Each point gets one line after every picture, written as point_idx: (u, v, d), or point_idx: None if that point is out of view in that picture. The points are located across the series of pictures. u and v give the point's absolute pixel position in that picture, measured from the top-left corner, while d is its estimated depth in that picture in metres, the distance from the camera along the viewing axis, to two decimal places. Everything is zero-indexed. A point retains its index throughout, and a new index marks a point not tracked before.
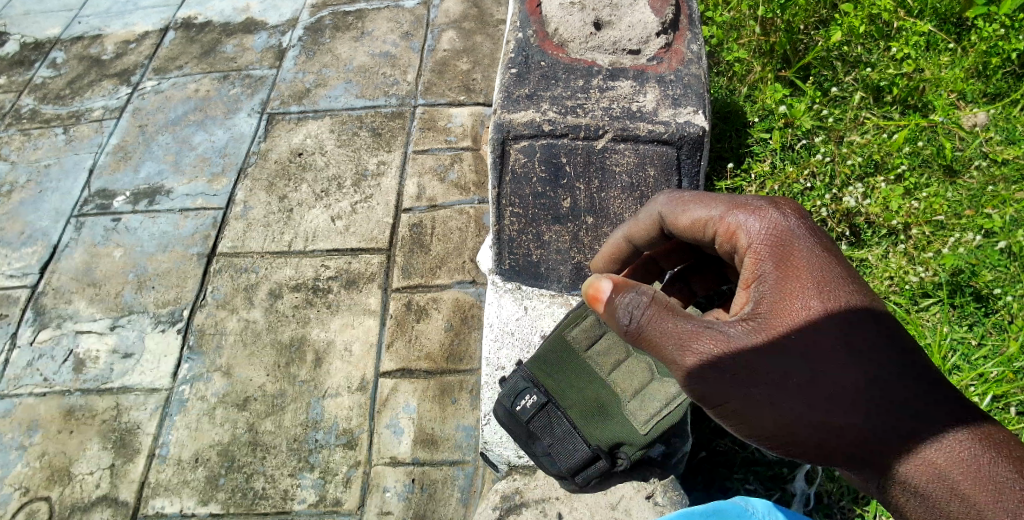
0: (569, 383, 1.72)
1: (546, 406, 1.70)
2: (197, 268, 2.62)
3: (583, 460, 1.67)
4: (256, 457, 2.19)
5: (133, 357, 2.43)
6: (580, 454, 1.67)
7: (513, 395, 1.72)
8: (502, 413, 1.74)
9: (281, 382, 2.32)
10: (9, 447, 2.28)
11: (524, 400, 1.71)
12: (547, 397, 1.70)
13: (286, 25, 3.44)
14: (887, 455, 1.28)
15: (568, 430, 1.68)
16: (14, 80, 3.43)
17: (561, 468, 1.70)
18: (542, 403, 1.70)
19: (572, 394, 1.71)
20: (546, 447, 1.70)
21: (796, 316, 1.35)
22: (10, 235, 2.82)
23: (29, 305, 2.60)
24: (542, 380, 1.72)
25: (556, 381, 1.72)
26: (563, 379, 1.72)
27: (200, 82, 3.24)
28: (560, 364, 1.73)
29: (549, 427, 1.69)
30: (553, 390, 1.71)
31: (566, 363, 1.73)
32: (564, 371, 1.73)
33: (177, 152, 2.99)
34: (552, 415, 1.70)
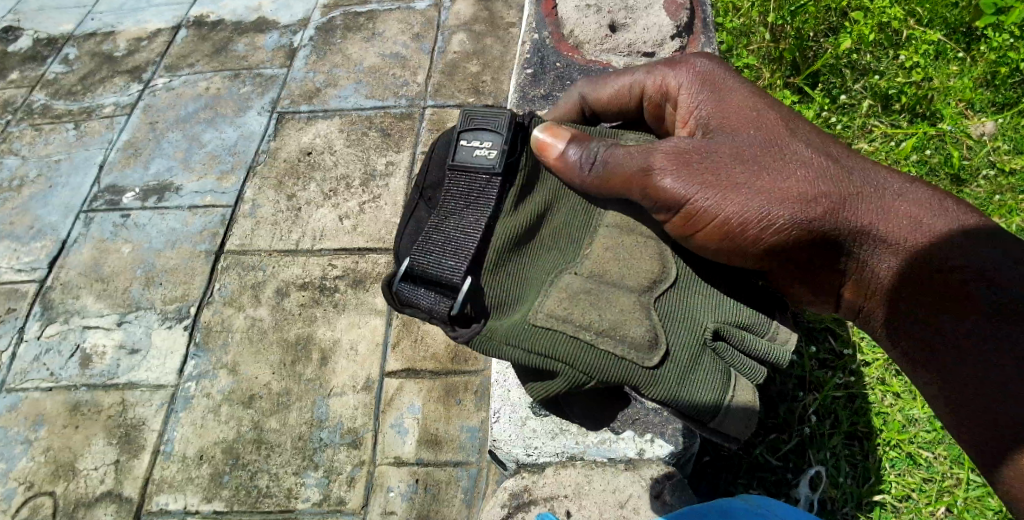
0: (540, 274, 1.48)
1: (483, 179, 1.46)
2: (205, 265, 2.62)
3: (442, 284, 1.40)
4: (260, 455, 2.18)
5: (140, 353, 2.44)
6: (448, 274, 1.39)
7: (474, 125, 1.47)
8: (425, 183, 1.54)
9: (287, 380, 2.32)
10: (15, 441, 2.29)
11: (473, 144, 1.47)
12: (504, 184, 1.48)
13: (297, 25, 3.45)
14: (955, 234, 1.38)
15: (472, 224, 1.43)
16: (26, 75, 3.45)
17: (422, 265, 1.41)
18: (483, 166, 1.45)
19: (507, 235, 1.46)
20: (431, 228, 1.43)
21: (788, 147, 1.48)
22: (19, 229, 2.84)
23: (37, 300, 2.61)
24: (523, 156, 1.52)
25: (514, 227, 1.47)
26: (531, 258, 1.50)
27: (211, 80, 3.25)
28: (547, 222, 1.53)
29: (455, 201, 1.45)
30: (509, 192, 1.49)
31: (565, 231, 1.53)
32: (541, 240, 1.51)
33: (187, 149, 3.00)
34: (479, 191, 1.45)
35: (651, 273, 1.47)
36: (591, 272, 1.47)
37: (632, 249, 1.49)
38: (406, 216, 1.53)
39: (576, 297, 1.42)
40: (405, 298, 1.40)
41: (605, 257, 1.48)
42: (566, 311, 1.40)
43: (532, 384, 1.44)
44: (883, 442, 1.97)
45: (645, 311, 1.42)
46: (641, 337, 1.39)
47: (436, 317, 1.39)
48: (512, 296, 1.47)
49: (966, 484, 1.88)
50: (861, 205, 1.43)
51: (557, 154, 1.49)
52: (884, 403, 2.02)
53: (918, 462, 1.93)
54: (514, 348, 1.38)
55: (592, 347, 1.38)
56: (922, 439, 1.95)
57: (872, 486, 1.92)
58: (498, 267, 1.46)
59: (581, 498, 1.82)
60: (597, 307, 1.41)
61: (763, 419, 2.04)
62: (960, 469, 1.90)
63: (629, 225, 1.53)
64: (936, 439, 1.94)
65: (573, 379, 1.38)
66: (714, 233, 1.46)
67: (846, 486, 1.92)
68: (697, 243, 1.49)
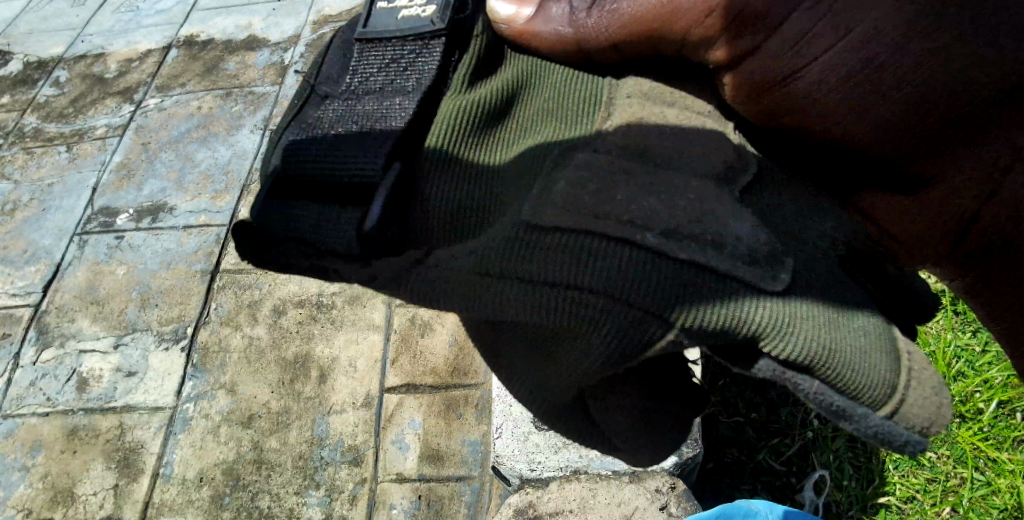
0: (527, 161, 1.08)
1: (413, 45, 1.05)
2: (201, 284, 2.61)
3: (349, 192, 0.98)
4: (261, 476, 2.17)
5: (137, 376, 2.42)
6: (355, 173, 0.97)
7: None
8: (319, 73, 1.08)
9: (286, 399, 2.30)
10: (12, 468, 2.28)
11: (397, 3, 1.07)
12: (451, 53, 1.10)
13: (288, 42, 3.45)
14: None
15: (393, 101, 1.01)
16: (18, 99, 3.45)
17: (306, 169, 0.97)
18: (413, 25, 1.05)
19: (469, 118, 1.08)
20: (329, 115, 1.02)
21: None
22: (13, 254, 2.84)
23: (33, 324, 2.60)
24: (479, 14, 1.14)
25: (480, 104, 1.10)
26: (517, 140, 1.13)
27: (203, 99, 3.25)
28: (529, 97, 1.16)
29: (367, 77, 1.04)
30: (457, 66, 1.11)
31: (559, 104, 1.14)
32: (523, 121, 1.15)
33: (180, 169, 2.99)
34: (407, 60, 1.04)
35: (722, 156, 1.07)
36: (621, 149, 1.06)
37: (677, 120, 1.10)
38: (287, 114, 1.06)
39: (609, 177, 1.02)
40: (274, 230, 0.97)
41: (642, 131, 1.08)
42: (596, 195, 1.00)
43: (557, 358, 1.09)
44: None
45: (734, 203, 1.02)
46: (734, 244, 0.97)
47: (325, 248, 0.97)
48: (477, 205, 1.07)
49: (970, 483, 1.89)
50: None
51: (527, 17, 1.15)
52: None
53: (921, 463, 1.93)
54: (523, 274, 0.99)
55: (650, 259, 0.96)
56: None
57: (876, 488, 1.91)
58: (453, 166, 1.07)
59: (588, 511, 1.80)
60: (645, 193, 1.00)
61: (765, 423, 2.03)
62: (963, 468, 1.91)
63: (664, 97, 1.12)
64: (938, 439, 1.95)
65: (619, 320, 0.97)
66: (830, 59, 0.97)
67: (850, 489, 1.92)
68: (802, 90, 0.99)
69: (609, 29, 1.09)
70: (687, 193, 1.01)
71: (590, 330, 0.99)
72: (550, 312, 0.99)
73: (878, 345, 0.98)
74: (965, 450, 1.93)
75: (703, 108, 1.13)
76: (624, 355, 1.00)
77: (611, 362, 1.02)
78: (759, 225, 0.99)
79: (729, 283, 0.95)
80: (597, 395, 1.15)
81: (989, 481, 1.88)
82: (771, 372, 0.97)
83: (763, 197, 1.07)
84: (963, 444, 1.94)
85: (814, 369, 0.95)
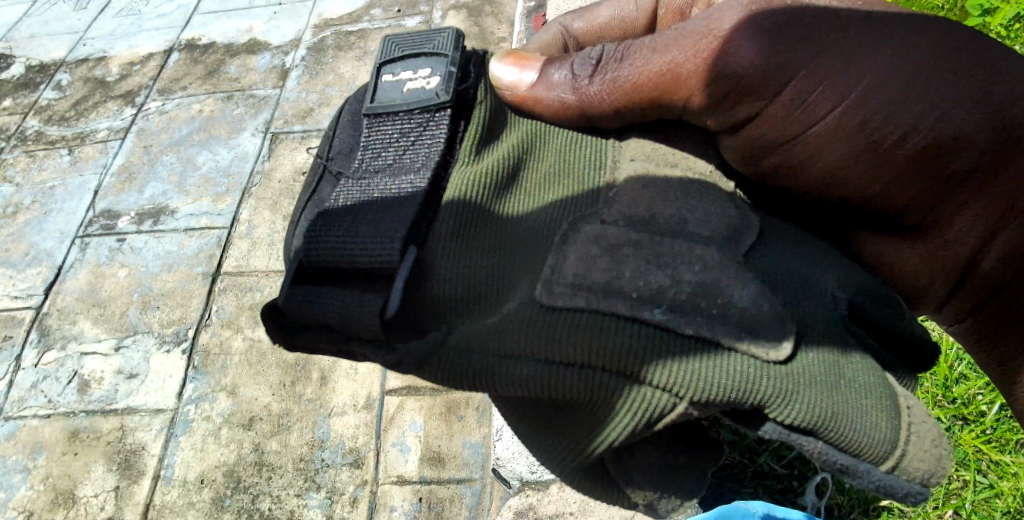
0: (539, 228, 1.12)
1: (420, 117, 1.15)
2: (202, 287, 2.62)
3: (369, 275, 1.05)
4: (262, 478, 2.17)
5: (139, 378, 2.43)
6: (372, 256, 1.03)
7: (405, 55, 1.21)
8: (331, 149, 1.19)
9: (287, 401, 2.30)
10: (13, 470, 2.28)
11: (402, 77, 1.19)
12: (456, 123, 1.17)
13: (289, 46, 3.46)
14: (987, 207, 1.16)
15: (406, 178, 1.10)
16: (20, 102, 3.47)
17: (326, 254, 1.05)
18: (419, 99, 1.16)
19: (478, 184, 1.12)
20: (346, 196, 1.10)
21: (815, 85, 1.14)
22: (15, 256, 2.85)
23: (34, 326, 2.61)
24: (480, 84, 1.23)
25: (488, 171, 1.14)
26: (528, 204, 1.15)
27: (204, 103, 3.26)
28: (537, 163, 1.21)
29: (379, 154, 1.13)
30: (463, 130, 1.18)
31: (566, 170, 1.19)
32: (531, 189, 1.17)
33: (181, 172, 3.00)
34: (415, 134, 1.14)
35: (724, 216, 1.10)
36: (628, 219, 1.08)
37: (682, 183, 1.13)
38: (304, 193, 1.18)
39: (615, 251, 1.04)
40: (300, 314, 1.04)
41: (650, 197, 1.11)
42: (606, 274, 1.02)
43: (571, 435, 1.08)
44: None
45: (738, 269, 1.03)
46: (738, 313, 1.00)
47: (350, 333, 1.03)
48: (493, 279, 1.08)
49: (973, 486, 1.78)
50: (999, 55, 1.11)
51: (529, 83, 1.27)
52: None
53: None
54: (558, 355, 1.01)
55: (656, 334, 1.00)
56: None
57: None
58: (465, 236, 1.09)
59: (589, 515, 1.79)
60: (654, 266, 1.02)
61: None
62: (966, 471, 1.81)
63: (666, 158, 1.18)
64: None
65: (633, 393, 1.01)
66: (828, 122, 1.15)
67: (852, 492, 1.84)
68: (801, 150, 1.18)
69: (611, 96, 1.21)
70: (692, 263, 1.02)
71: (607, 400, 1.02)
72: (568, 387, 1.01)
73: (865, 402, 1.02)
74: (967, 453, 1.82)
75: (704, 169, 1.18)
76: (642, 424, 1.02)
77: (632, 434, 1.03)
78: (762, 292, 1.02)
79: (733, 354, 0.99)
80: (616, 462, 1.11)
81: (993, 484, 1.77)
82: (777, 433, 1.02)
83: (764, 254, 1.10)
84: (965, 447, 1.82)
85: (812, 428, 1.00)
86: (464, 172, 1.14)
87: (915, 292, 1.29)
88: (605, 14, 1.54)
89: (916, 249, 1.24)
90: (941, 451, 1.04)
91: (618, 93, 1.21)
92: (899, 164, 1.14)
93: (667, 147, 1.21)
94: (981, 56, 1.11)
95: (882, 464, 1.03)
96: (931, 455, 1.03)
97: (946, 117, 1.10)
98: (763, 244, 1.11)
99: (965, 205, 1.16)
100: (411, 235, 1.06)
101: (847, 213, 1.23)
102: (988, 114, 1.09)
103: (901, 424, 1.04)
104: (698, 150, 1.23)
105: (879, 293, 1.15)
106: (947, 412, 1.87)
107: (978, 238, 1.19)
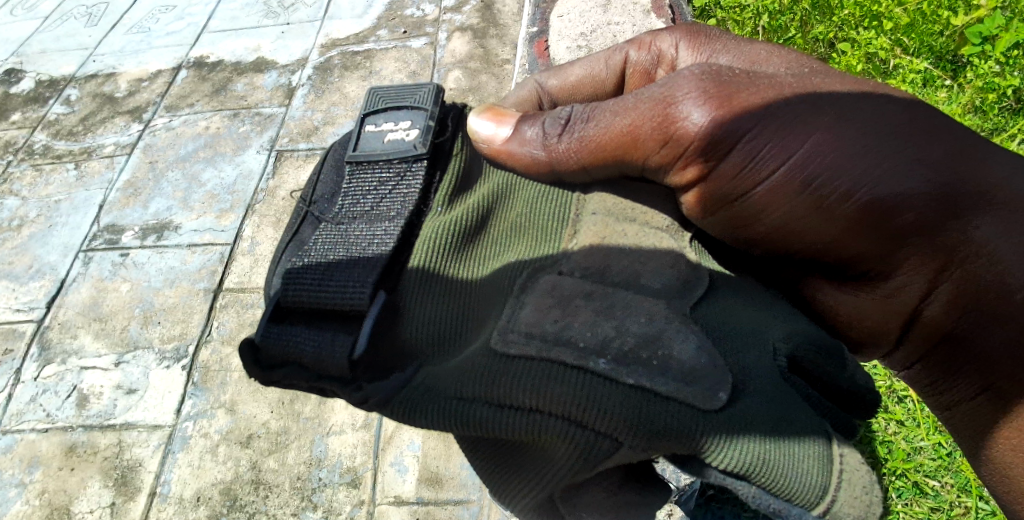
0: (499, 280, 1.14)
1: (397, 167, 1.17)
2: (203, 303, 2.62)
3: (341, 315, 1.07)
4: (259, 496, 2.16)
5: (137, 393, 2.43)
6: (343, 298, 1.06)
7: (388, 106, 1.24)
8: (314, 193, 1.21)
9: (285, 419, 2.29)
10: (9, 484, 2.28)
11: (384, 127, 1.22)
12: (431, 174, 1.20)
13: (295, 65, 3.50)
14: (939, 272, 1.13)
15: (382, 225, 1.13)
16: (29, 116, 3.51)
17: (301, 295, 1.07)
18: (398, 149, 1.19)
19: (443, 238, 1.16)
20: (323, 243, 1.12)
21: (763, 146, 1.13)
22: (19, 269, 2.87)
23: (35, 340, 2.62)
24: (456, 138, 1.26)
25: (457, 222, 1.18)
26: (494, 255, 1.20)
27: (211, 120, 3.29)
28: (505, 212, 1.25)
29: (357, 200, 1.16)
30: (438, 181, 1.21)
31: (531, 221, 1.23)
32: (497, 238, 1.22)
33: (186, 188, 3.01)
34: (393, 182, 1.17)
35: (675, 271, 1.13)
36: (584, 270, 1.12)
37: (637, 238, 1.17)
38: (285, 233, 1.20)
39: (568, 303, 1.06)
40: (274, 352, 1.06)
41: (606, 251, 1.14)
42: (557, 324, 1.04)
43: (522, 476, 1.07)
44: (887, 472, 1.84)
45: (684, 321, 1.05)
46: (677, 366, 1.00)
47: (323, 371, 1.05)
48: (458, 322, 1.13)
49: (976, 513, 1.75)
50: (940, 122, 1.12)
51: (504, 138, 1.24)
52: (887, 431, 1.89)
53: (924, 491, 1.80)
54: (507, 398, 1.00)
55: (601, 382, 0.99)
56: (927, 468, 1.82)
57: None
58: (430, 287, 1.14)
59: None
60: (604, 318, 1.04)
61: None
62: (968, 497, 1.77)
63: (626, 213, 1.22)
64: (942, 467, 1.81)
65: (577, 441, 0.98)
66: (776, 181, 1.14)
67: None
68: (751, 207, 1.18)
69: (578, 154, 1.19)
70: (639, 316, 1.04)
71: (554, 445, 1.00)
72: (514, 431, 1.00)
73: (800, 445, 1.00)
74: (970, 478, 1.78)
75: (662, 223, 1.22)
76: (589, 470, 0.99)
77: (574, 476, 1.00)
78: (705, 344, 1.03)
79: (671, 403, 0.99)
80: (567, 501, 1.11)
81: (995, 511, 1.74)
82: (717, 478, 0.99)
83: (716, 307, 1.12)
84: (969, 472, 1.79)
85: (745, 474, 0.98)
86: (433, 227, 1.16)
87: (863, 334, 1.29)
88: (577, 72, 1.52)
89: (869, 299, 1.23)
90: (872, 496, 1.02)
91: (585, 150, 1.18)
92: (844, 222, 1.13)
93: (628, 201, 1.24)
94: (921, 121, 1.12)
95: (815, 508, 1.00)
96: (861, 500, 1.01)
97: (890, 177, 1.09)
98: (714, 296, 1.13)
99: (905, 263, 1.15)
100: (381, 280, 1.10)
101: (802, 263, 1.24)
102: (931, 173, 1.09)
103: (832, 466, 1.01)
104: (659, 202, 1.25)
105: (827, 349, 1.16)
106: (948, 437, 1.84)
107: (931, 297, 1.16)
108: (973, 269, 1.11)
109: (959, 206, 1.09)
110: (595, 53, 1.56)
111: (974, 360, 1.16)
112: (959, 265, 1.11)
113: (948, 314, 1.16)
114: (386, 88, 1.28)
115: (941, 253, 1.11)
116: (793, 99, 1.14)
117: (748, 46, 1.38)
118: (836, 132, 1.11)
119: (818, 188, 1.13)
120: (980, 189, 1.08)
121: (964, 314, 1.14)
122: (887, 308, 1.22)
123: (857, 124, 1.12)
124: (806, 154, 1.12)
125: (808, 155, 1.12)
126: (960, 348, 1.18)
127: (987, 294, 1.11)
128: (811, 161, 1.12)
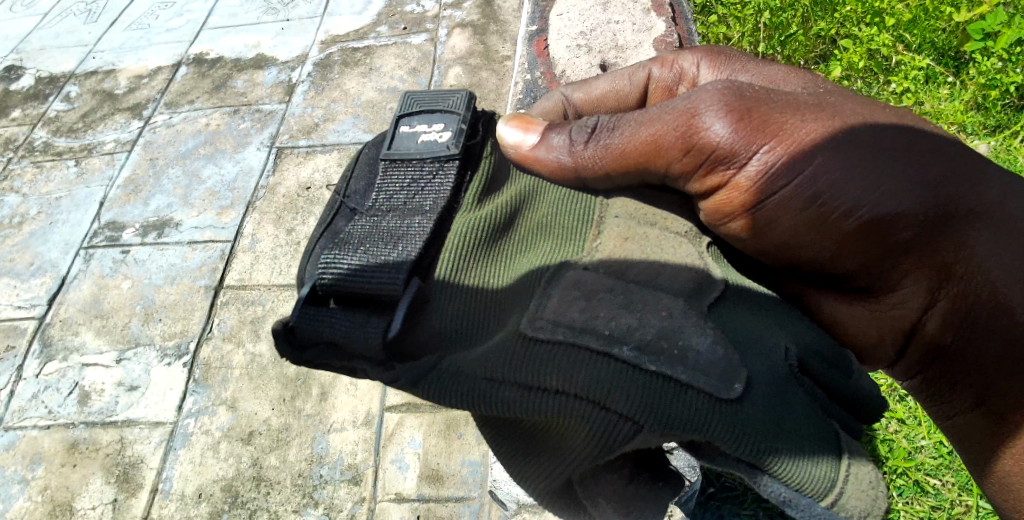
0: (525, 282, 1.12)
1: (431, 165, 1.14)
2: (204, 300, 2.62)
3: (371, 301, 1.05)
4: (260, 493, 2.16)
5: (138, 390, 2.43)
6: (376, 284, 1.04)
7: (422, 109, 1.20)
8: (348, 188, 1.18)
9: (287, 416, 2.30)
10: (11, 481, 2.29)
11: (418, 128, 1.18)
12: (463, 172, 1.17)
13: (296, 61, 3.49)
14: (942, 286, 1.14)
15: (415, 219, 1.10)
16: (29, 113, 3.51)
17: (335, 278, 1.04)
18: (431, 148, 1.15)
19: (475, 230, 1.14)
20: (356, 233, 1.09)
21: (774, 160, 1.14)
22: (20, 266, 2.87)
23: (36, 337, 2.62)
24: (487, 141, 1.23)
25: (488, 218, 1.16)
26: (520, 255, 1.17)
27: (211, 116, 3.29)
28: (532, 213, 1.22)
29: (391, 195, 1.12)
30: (469, 181, 1.18)
31: (558, 222, 1.21)
32: (524, 238, 1.19)
33: (187, 185, 3.02)
34: (426, 179, 1.14)
35: (690, 273, 1.13)
36: (606, 266, 1.13)
37: (658, 242, 1.17)
38: (318, 225, 1.16)
39: (590, 296, 1.06)
40: (307, 331, 1.03)
41: (629, 252, 1.14)
42: (575, 321, 1.04)
43: (540, 459, 1.11)
44: (888, 470, 1.84)
45: (700, 318, 1.05)
46: (694, 360, 1.01)
47: (353, 351, 1.03)
48: (482, 318, 1.10)
49: (976, 512, 1.76)
50: (950, 141, 1.14)
51: (532, 144, 1.23)
52: (888, 430, 1.90)
53: (925, 489, 1.81)
54: (532, 381, 1.02)
55: (625, 369, 1.01)
56: (928, 466, 1.83)
57: None
58: (458, 285, 1.11)
59: None
60: (625, 310, 1.05)
61: None
62: (969, 496, 1.78)
63: (647, 217, 1.22)
64: (943, 466, 1.82)
65: (597, 423, 1.01)
66: (782, 196, 1.16)
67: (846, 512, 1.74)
68: (759, 219, 1.19)
69: (603, 161, 1.19)
70: (657, 312, 1.05)
71: (575, 428, 1.03)
72: (541, 411, 1.03)
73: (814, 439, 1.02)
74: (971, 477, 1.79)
75: (680, 229, 1.22)
76: (606, 453, 1.03)
77: (591, 458, 1.04)
78: (720, 340, 1.03)
79: (689, 392, 1.00)
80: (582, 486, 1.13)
81: None
82: (729, 465, 1.02)
83: (731, 305, 1.12)
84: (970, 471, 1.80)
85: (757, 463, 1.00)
86: (465, 221, 1.14)
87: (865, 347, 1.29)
88: (601, 85, 1.51)
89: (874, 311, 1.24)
90: (878, 493, 1.03)
91: (611, 158, 1.19)
92: (851, 233, 1.14)
93: (647, 206, 1.25)
94: (931, 139, 1.13)
95: (823, 499, 1.01)
96: (869, 494, 1.02)
97: (897, 192, 1.10)
98: (729, 294, 1.13)
99: (909, 275, 1.16)
100: (414, 268, 1.08)
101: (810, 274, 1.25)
102: (933, 191, 1.10)
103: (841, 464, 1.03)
104: (674, 204, 1.27)
105: (830, 356, 1.17)
106: None
107: (934, 311, 1.18)
108: (974, 283, 1.12)
109: (963, 222, 1.10)
110: (617, 70, 1.56)
111: (971, 373, 1.17)
112: (960, 280, 1.13)
113: (950, 328, 1.17)
114: (420, 93, 1.25)
115: (943, 268, 1.13)
116: (806, 114, 1.15)
117: (767, 67, 1.39)
118: (846, 147, 1.12)
119: (827, 201, 1.14)
120: (984, 206, 1.10)
121: (964, 328, 1.16)
122: (889, 320, 1.23)
123: (869, 139, 1.13)
124: (816, 168, 1.13)
125: (818, 169, 1.13)
126: (957, 359, 1.19)
127: (986, 308, 1.12)
128: (821, 175, 1.13)
